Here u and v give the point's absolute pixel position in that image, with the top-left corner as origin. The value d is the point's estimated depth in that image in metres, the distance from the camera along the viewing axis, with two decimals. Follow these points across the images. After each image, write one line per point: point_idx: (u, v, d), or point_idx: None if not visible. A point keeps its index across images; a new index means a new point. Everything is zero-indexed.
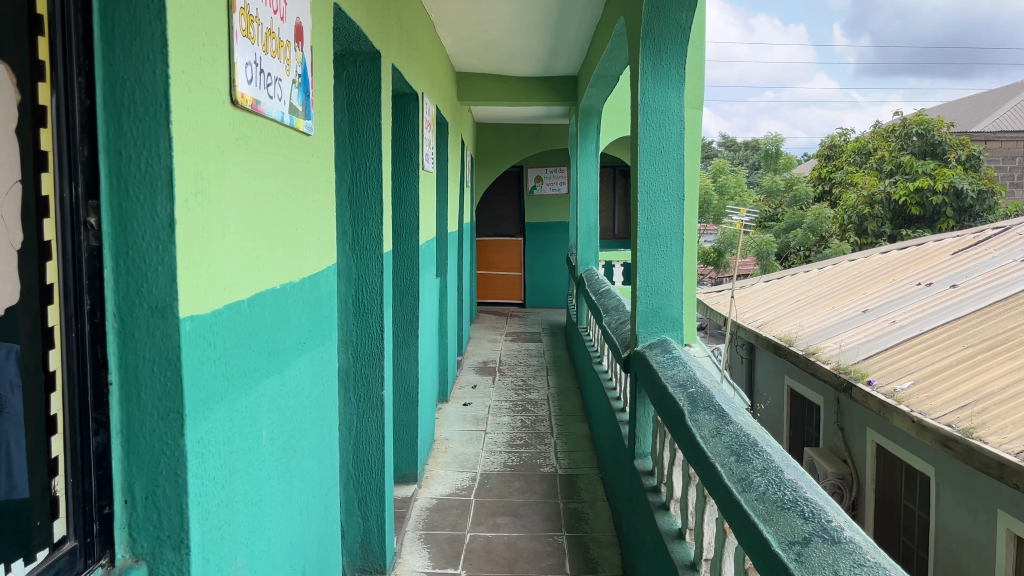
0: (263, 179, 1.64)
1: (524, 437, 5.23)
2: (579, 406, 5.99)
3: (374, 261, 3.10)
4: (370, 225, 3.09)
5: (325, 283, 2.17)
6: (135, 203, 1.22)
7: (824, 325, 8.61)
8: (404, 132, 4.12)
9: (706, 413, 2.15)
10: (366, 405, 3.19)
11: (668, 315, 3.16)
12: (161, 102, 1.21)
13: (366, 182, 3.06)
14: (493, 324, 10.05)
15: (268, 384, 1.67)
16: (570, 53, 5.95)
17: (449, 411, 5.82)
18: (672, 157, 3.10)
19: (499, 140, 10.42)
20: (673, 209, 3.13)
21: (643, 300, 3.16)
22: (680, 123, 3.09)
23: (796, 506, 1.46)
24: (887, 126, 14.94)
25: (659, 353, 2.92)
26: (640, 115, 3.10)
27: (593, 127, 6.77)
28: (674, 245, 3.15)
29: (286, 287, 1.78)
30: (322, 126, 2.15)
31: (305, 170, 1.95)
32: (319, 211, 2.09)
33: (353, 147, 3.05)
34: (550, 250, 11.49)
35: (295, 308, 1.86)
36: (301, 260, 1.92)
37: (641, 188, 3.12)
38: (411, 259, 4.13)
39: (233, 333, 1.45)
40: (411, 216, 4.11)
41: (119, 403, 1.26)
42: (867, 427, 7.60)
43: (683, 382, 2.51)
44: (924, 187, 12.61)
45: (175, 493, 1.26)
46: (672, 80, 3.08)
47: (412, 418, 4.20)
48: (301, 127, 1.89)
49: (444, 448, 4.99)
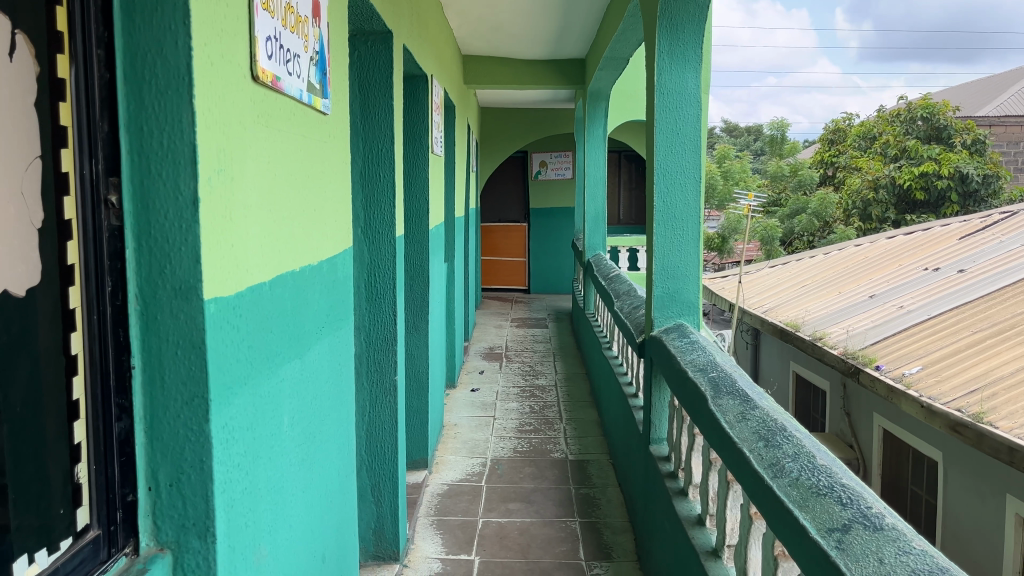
0: (283, 157, 1.60)
1: (534, 422, 5.21)
2: (588, 392, 5.96)
3: (386, 245, 3.06)
4: (382, 207, 3.05)
5: (342, 266, 2.12)
6: (157, 179, 1.18)
7: (831, 309, 8.58)
8: (414, 115, 4.08)
9: (730, 398, 2.11)
10: (379, 391, 3.15)
11: (684, 298, 3.12)
12: (184, 74, 1.16)
13: (378, 165, 3.02)
14: (498, 310, 10.01)
15: (288, 368, 1.63)
16: (579, 36, 5.88)
17: (457, 397, 5.79)
18: (688, 139, 3.06)
19: (504, 125, 10.34)
20: (689, 191, 3.08)
21: (659, 284, 3.11)
22: (697, 105, 3.04)
23: (832, 492, 1.43)
24: (893, 111, 14.83)
25: (676, 338, 2.88)
26: (655, 95, 3.04)
27: (601, 111, 6.69)
28: (691, 226, 3.10)
29: (304, 268, 1.74)
30: (340, 106, 2.11)
31: (323, 149, 1.91)
32: (337, 193, 2.05)
33: (365, 129, 3.01)
34: (554, 235, 11.46)
35: (315, 291, 1.83)
36: (320, 242, 1.87)
37: (656, 170, 3.07)
38: (421, 244, 4.09)
39: (255, 316, 1.41)
40: (421, 200, 4.07)
41: (141, 388, 1.22)
42: (875, 412, 7.59)
43: (703, 366, 2.47)
44: (929, 172, 12.52)
45: (200, 480, 1.22)
46: (689, 59, 3.01)
47: (422, 403, 4.18)
48: (319, 105, 1.85)
49: (453, 433, 4.96)
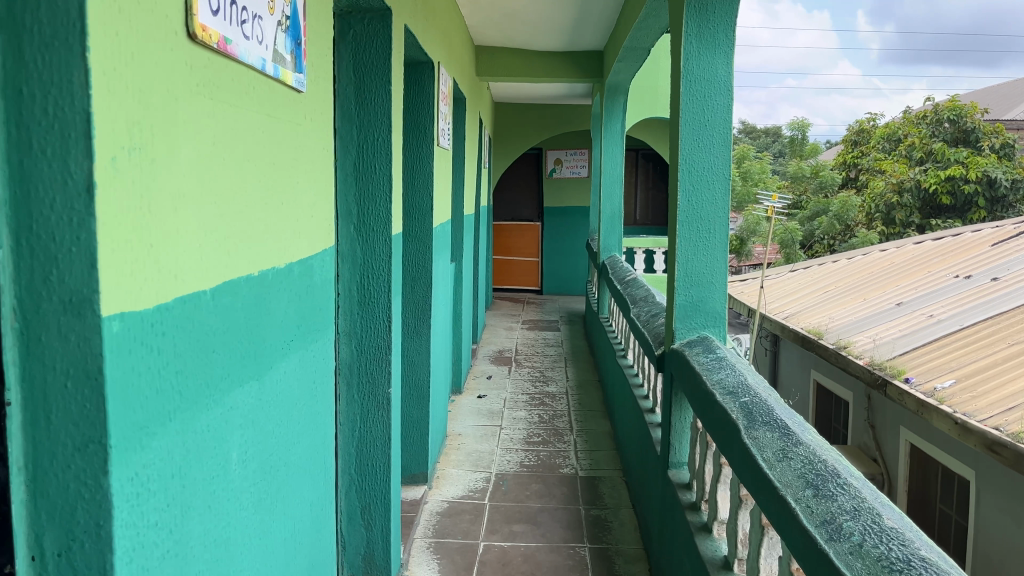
0: (237, 141, 1.31)
1: (542, 434, 4.92)
2: (600, 401, 5.66)
3: (382, 245, 2.77)
4: (378, 203, 2.76)
5: (321, 271, 1.83)
6: (42, 160, 0.89)
7: (857, 317, 8.24)
8: (418, 106, 3.79)
9: (767, 431, 1.80)
10: (371, 404, 2.86)
11: (710, 308, 2.81)
12: (75, 21, 0.87)
13: (373, 156, 2.74)
14: (510, 311, 9.73)
15: (239, 395, 1.34)
16: (597, 26, 5.57)
17: (463, 403, 5.51)
18: (716, 132, 2.75)
19: (519, 120, 10.05)
20: (716, 189, 2.77)
21: (682, 291, 2.81)
22: (728, 94, 2.74)
23: (910, 568, 1.14)
24: (919, 112, 14.42)
25: (702, 354, 2.58)
26: (681, 81, 2.74)
27: (618, 106, 6.36)
28: (719, 229, 2.80)
29: (265, 272, 1.46)
30: (320, 86, 1.82)
31: (294, 134, 1.62)
32: (313, 187, 1.77)
33: (359, 116, 2.73)
34: (568, 235, 11.17)
35: (280, 301, 1.54)
36: (288, 243, 1.59)
37: (680, 165, 2.77)
38: (423, 243, 3.81)
39: (186, 336, 1.12)
40: (424, 196, 3.80)
41: (23, 429, 0.94)
42: (901, 426, 7.26)
43: (733, 389, 2.17)
44: (956, 175, 12.15)
45: (96, 550, 0.94)
46: (720, 43, 2.71)
47: (423, 413, 3.91)
48: (290, 81, 1.56)
49: (457, 444, 4.67)
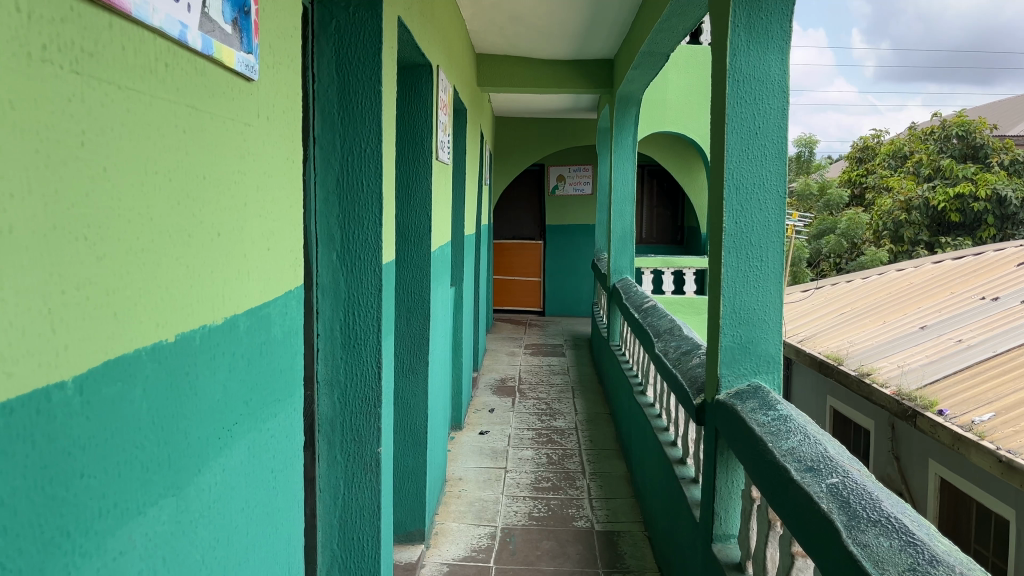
0: (135, 145, 0.86)
1: (552, 478, 4.43)
2: (613, 439, 5.17)
3: (369, 275, 2.31)
4: (364, 226, 2.30)
5: (280, 323, 1.37)
6: None
7: (879, 341, 7.78)
8: (412, 114, 3.33)
9: (881, 536, 1.34)
10: (357, 466, 2.38)
11: (761, 351, 2.35)
12: None
13: (359, 170, 2.29)
14: (511, 334, 9.26)
15: (139, 529, 0.89)
16: (610, 31, 5.15)
17: (464, 442, 5.03)
18: (771, 143, 2.30)
19: (520, 136, 9.65)
20: (768, 209, 2.32)
21: (728, 331, 2.35)
22: (783, 96, 2.29)
23: None
24: (925, 128, 13.97)
25: (759, 411, 2.11)
26: (726, 80, 2.29)
27: (630, 117, 5.96)
28: (772, 256, 2.34)
29: (187, 334, 1.00)
30: (283, 83, 1.37)
31: (239, 140, 1.17)
32: (270, 217, 1.31)
33: (343, 123, 2.29)
34: (572, 254, 10.72)
35: (213, 373, 1.08)
36: (229, 289, 1.13)
37: (726, 181, 2.32)
38: (421, 269, 3.36)
39: (13, 469, 0.67)
40: (421, 217, 3.34)
41: None
42: (930, 458, 6.79)
43: (813, 465, 1.71)
44: (965, 193, 11.66)
45: None
46: (773, 36, 2.27)
47: (420, 462, 3.44)
48: (232, 63, 1.12)
49: (457, 491, 4.19)
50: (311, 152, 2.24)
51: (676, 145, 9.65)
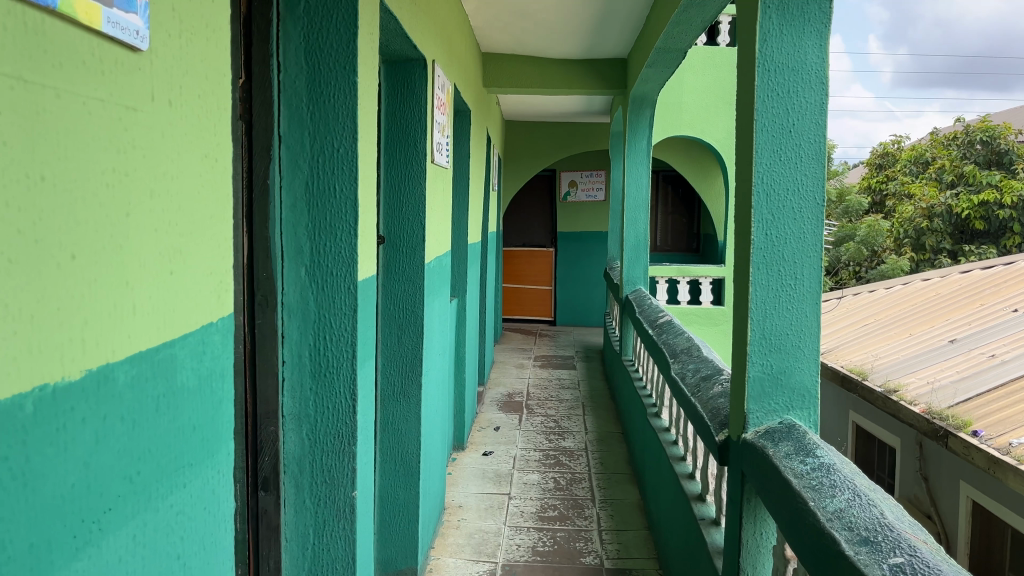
0: None
1: (559, 507, 4.10)
2: (625, 461, 4.84)
3: (342, 293, 2.01)
4: (337, 237, 2.00)
5: (193, 369, 1.07)
6: None
7: (905, 355, 7.41)
8: (403, 112, 3.02)
9: None
10: (329, 513, 2.08)
11: (796, 383, 2.03)
12: None
13: (331, 174, 1.99)
14: (520, 345, 8.96)
15: None
16: (623, 27, 4.82)
17: (465, 464, 4.72)
18: (807, 142, 1.98)
19: (530, 141, 9.36)
20: (803, 219, 2.00)
21: (757, 359, 2.03)
22: (821, 88, 1.97)
23: None
24: (947, 134, 13.51)
25: (795, 457, 1.78)
26: (755, 70, 1.97)
27: (644, 120, 5.63)
28: (809, 275, 2.02)
29: (7, 403, 0.70)
30: (200, 64, 1.07)
31: (114, 129, 0.87)
32: (176, 235, 1.01)
33: (313, 119, 1.98)
34: (583, 262, 10.40)
35: (61, 453, 0.78)
36: (98, 334, 0.84)
37: (755, 186, 2.00)
38: (414, 283, 3.07)
39: None
40: (415, 225, 3.03)
41: None
42: (962, 480, 6.42)
43: (871, 537, 1.37)
44: (989, 201, 11.26)
45: None
46: (810, 19, 1.96)
47: (412, 494, 3.14)
48: (98, 22, 0.82)
49: (456, 521, 3.89)
50: (276, 152, 1.94)
51: (692, 149, 9.33)
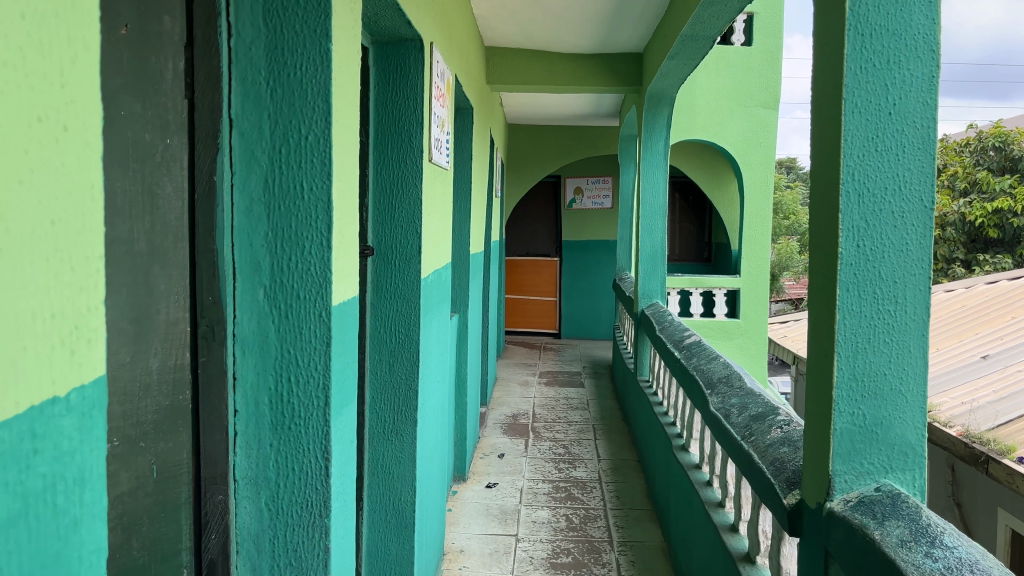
0: None
1: (574, 551, 3.65)
2: (644, 495, 4.38)
3: (309, 322, 1.57)
4: (304, 251, 1.55)
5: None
6: None
7: (935, 372, 6.93)
8: (395, 103, 2.56)
9: None
10: None
11: (896, 438, 1.59)
12: None
13: (298, 169, 1.55)
14: (524, 360, 8.51)
15: None
16: (642, 15, 4.35)
17: (467, 498, 4.27)
18: (910, 128, 1.54)
19: (534, 146, 8.94)
20: (905, 228, 1.56)
21: (845, 408, 1.58)
22: (932, 58, 1.52)
23: None
24: (960, 140, 12.85)
25: (919, 547, 1.32)
26: (845, 33, 1.52)
27: (661, 119, 5.19)
28: (914, 298, 1.57)
29: None
30: None
31: None
32: None
33: (273, 98, 1.53)
34: (590, 272, 9.95)
35: None
36: None
37: (844, 186, 1.55)
38: (407, 302, 2.63)
39: None
40: (410, 233, 2.58)
41: None
42: (999, 507, 5.93)
43: None
44: (1002, 209, 10.59)
45: None
46: None
47: (406, 549, 2.67)
48: None
49: (458, 569, 3.43)
50: (224, 141, 1.50)
51: (703, 153, 8.88)
